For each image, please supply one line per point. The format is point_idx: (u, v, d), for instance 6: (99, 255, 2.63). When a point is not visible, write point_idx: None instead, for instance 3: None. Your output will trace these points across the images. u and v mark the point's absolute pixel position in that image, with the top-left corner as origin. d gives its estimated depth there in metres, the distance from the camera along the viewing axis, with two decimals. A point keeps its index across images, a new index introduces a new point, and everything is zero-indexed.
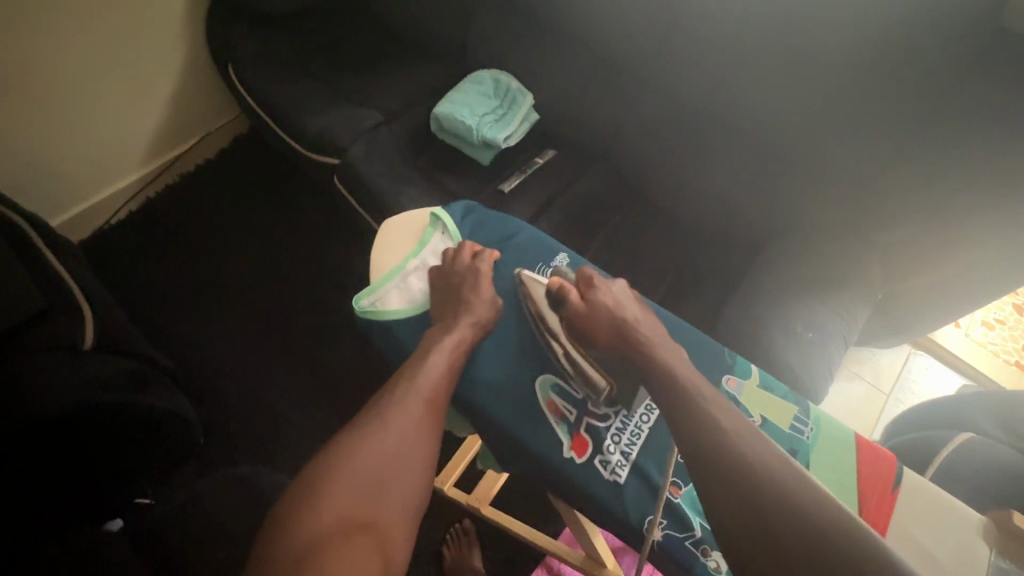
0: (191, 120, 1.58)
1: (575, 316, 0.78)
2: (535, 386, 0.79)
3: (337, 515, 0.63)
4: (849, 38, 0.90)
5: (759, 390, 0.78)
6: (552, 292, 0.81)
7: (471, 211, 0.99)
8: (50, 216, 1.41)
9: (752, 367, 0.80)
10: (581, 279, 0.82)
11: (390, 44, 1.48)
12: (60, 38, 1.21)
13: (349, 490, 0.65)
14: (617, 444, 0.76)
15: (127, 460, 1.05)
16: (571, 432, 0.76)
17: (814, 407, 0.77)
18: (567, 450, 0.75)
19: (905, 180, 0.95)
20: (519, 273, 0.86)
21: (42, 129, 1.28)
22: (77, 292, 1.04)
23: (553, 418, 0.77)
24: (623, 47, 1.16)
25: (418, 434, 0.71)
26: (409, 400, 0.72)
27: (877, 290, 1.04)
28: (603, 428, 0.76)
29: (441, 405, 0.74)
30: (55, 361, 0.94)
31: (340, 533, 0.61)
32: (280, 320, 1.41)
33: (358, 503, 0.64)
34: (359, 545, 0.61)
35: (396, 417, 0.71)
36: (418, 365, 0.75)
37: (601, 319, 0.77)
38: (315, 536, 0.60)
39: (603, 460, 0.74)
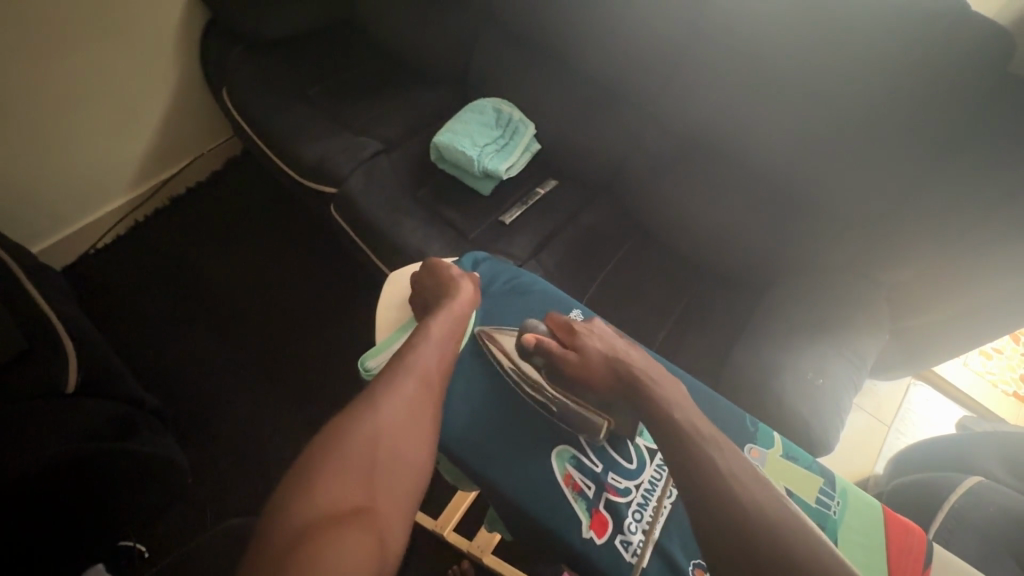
0: (184, 143, 1.55)
1: (566, 366, 0.79)
2: (553, 457, 0.75)
3: (333, 500, 0.59)
4: (858, 83, 0.89)
5: (783, 460, 0.77)
6: (529, 346, 0.81)
7: (484, 263, 0.97)
8: (33, 242, 1.36)
9: (774, 435, 0.79)
10: (558, 327, 0.83)
11: (389, 69, 1.47)
12: (48, 65, 1.17)
13: (345, 472, 0.62)
14: (638, 521, 0.72)
15: (115, 502, 1.00)
16: (590, 508, 0.72)
17: (838, 479, 0.77)
18: (586, 530, 0.70)
19: (913, 222, 0.94)
20: (480, 331, 0.84)
21: (29, 157, 1.24)
22: (61, 331, 0.99)
23: (571, 493, 0.72)
24: (628, 83, 1.15)
25: (417, 415, 0.69)
26: (404, 381, 0.71)
27: (885, 329, 1.03)
28: (624, 505, 0.73)
29: (437, 387, 0.73)
30: (35, 409, 0.89)
31: (336, 517, 0.58)
32: (272, 340, 1.39)
33: (354, 486, 0.61)
34: (356, 531, 0.58)
35: (394, 398, 0.69)
36: (411, 350, 0.75)
37: (596, 365, 0.78)
38: (307, 523, 0.56)
39: (623, 540, 0.70)
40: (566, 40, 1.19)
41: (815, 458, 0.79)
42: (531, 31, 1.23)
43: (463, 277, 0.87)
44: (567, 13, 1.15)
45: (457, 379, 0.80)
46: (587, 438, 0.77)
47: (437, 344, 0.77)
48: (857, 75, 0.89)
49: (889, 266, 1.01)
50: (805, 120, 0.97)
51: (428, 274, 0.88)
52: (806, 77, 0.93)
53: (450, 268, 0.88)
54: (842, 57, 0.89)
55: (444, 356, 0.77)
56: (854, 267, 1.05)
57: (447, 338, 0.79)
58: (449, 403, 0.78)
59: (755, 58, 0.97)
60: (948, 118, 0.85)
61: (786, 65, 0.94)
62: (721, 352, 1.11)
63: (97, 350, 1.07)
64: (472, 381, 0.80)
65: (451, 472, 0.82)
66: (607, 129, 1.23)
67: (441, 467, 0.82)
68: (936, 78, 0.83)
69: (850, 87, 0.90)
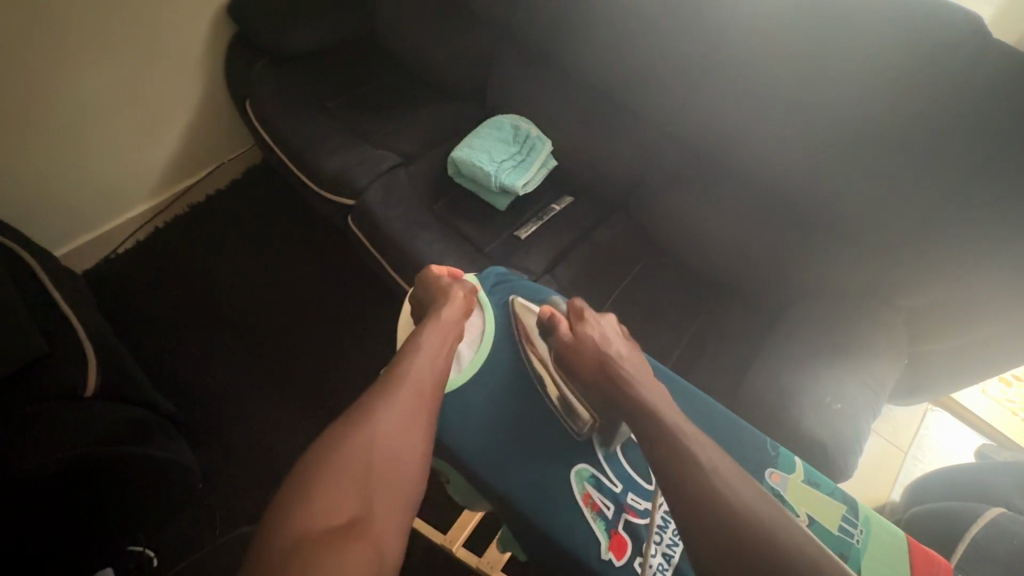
0: (205, 152, 1.58)
1: (568, 345, 0.85)
2: (573, 477, 0.74)
3: (327, 513, 0.59)
4: (879, 106, 0.89)
5: (804, 485, 0.76)
6: (545, 321, 0.88)
7: (502, 279, 0.97)
8: (55, 245, 1.39)
9: (796, 460, 0.78)
10: (573, 311, 0.89)
11: (410, 85, 1.49)
12: (81, 76, 1.22)
13: (336, 487, 0.61)
14: (657, 544, 0.71)
15: (125, 509, 1.01)
16: (608, 529, 0.71)
17: (861, 507, 0.75)
18: (605, 551, 0.69)
19: (932, 246, 0.94)
20: (513, 300, 0.91)
21: (56, 163, 1.28)
22: (82, 334, 1.02)
23: (590, 513, 0.71)
24: (646, 104, 1.17)
25: (411, 425, 0.69)
26: (398, 391, 0.71)
27: (904, 354, 1.02)
28: (642, 526, 0.72)
29: (432, 396, 0.73)
30: (54, 409, 0.91)
31: (330, 531, 0.57)
32: (283, 348, 1.40)
33: (348, 498, 0.61)
34: (350, 543, 0.57)
35: (386, 408, 0.69)
36: (405, 362, 0.75)
37: (589, 353, 0.83)
38: (301, 539, 0.56)
39: (643, 563, 0.68)
40: (585, 60, 1.20)
41: (838, 485, 0.77)
42: (550, 50, 1.25)
43: (456, 287, 0.88)
44: (588, 34, 1.16)
45: (471, 392, 0.80)
46: (606, 457, 0.77)
47: (430, 354, 0.78)
48: (879, 98, 0.89)
49: (907, 290, 1.00)
50: (824, 142, 0.97)
51: (422, 287, 0.91)
52: (827, 99, 0.94)
53: (440, 278, 0.91)
54: (862, 82, 0.89)
55: (438, 365, 0.77)
56: (871, 291, 1.05)
57: (440, 349, 0.79)
58: (463, 415, 0.77)
59: (775, 81, 0.98)
60: (969, 142, 0.84)
61: (803, 88, 0.95)
62: (735, 372, 1.11)
63: (115, 353, 1.09)
64: (488, 397, 0.80)
65: (460, 487, 0.81)
66: (623, 147, 1.25)
67: (452, 483, 0.82)
68: (957, 102, 0.83)
69: (872, 111, 0.90)
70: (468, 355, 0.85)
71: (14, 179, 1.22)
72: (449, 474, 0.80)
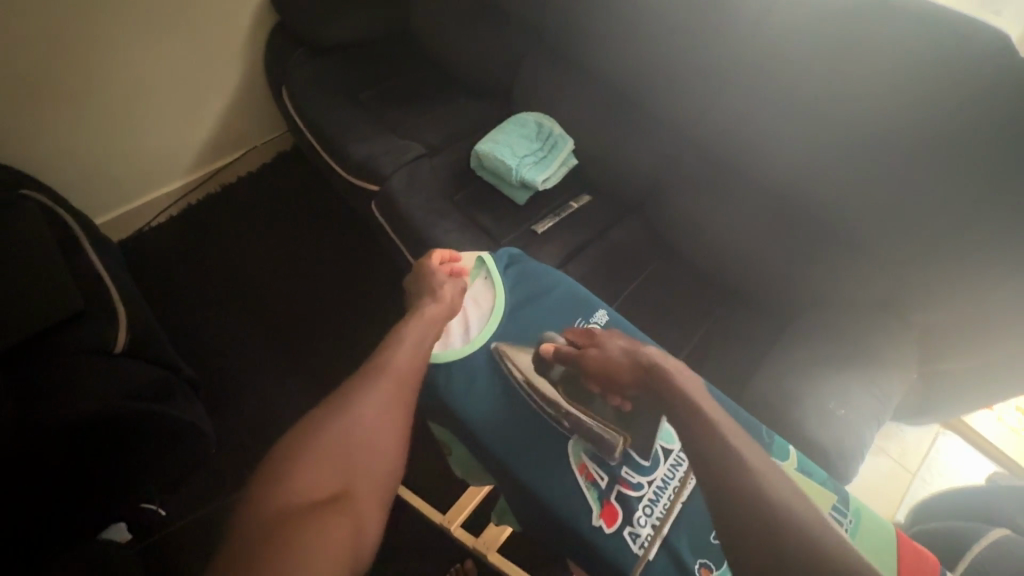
0: (240, 135, 1.64)
1: (583, 369, 0.77)
2: (570, 448, 0.75)
3: (309, 489, 0.62)
4: (899, 118, 0.90)
5: (799, 473, 0.77)
6: (547, 357, 0.80)
7: (515, 259, 0.98)
8: (95, 214, 1.46)
9: (790, 449, 0.79)
10: (576, 334, 0.82)
11: (439, 80, 1.54)
12: (132, 57, 1.30)
13: (317, 465, 0.65)
14: (648, 516, 0.72)
15: (143, 467, 1.05)
16: (601, 498, 0.72)
17: (852, 499, 0.76)
18: (597, 518, 0.71)
19: (948, 261, 0.94)
20: (497, 349, 0.83)
21: (103, 138, 1.36)
22: (116, 298, 1.09)
23: (584, 481, 0.73)
24: (668, 108, 1.19)
25: (391, 410, 0.72)
26: (381, 377, 0.74)
27: (913, 369, 1.01)
28: (635, 498, 0.73)
29: (414, 383, 0.76)
30: (88, 364, 0.97)
31: (311, 505, 0.61)
32: (302, 326, 1.45)
33: (329, 476, 0.64)
34: (332, 518, 0.60)
35: (368, 395, 0.72)
36: (389, 351, 0.78)
37: (614, 365, 0.77)
38: (283, 510, 0.59)
39: (632, 532, 0.70)
40: (610, 64, 1.23)
41: (830, 477, 0.78)
42: (578, 52, 1.28)
43: (444, 281, 0.90)
44: (614, 38, 1.19)
45: (479, 368, 0.82)
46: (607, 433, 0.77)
47: (415, 344, 0.80)
48: (899, 111, 0.90)
49: (918, 305, 1.00)
50: (842, 153, 0.98)
51: (412, 282, 0.93)
52: (846, 110, 0.95)
53: (428, 272, 0.93)
54: (883, 95, 0.90)
55: (422, 354, 0.80)
56: (883, 305, 1.05)
57: (426, 339, 0.82)
58: (472, 389, 0.79)
59: (795, 89, 0.99)
60: (990, 157, 0.84)
61: (824, 98, 0.96)
62: (740, 377, 1.12)
63: (143, 317, 1.15)
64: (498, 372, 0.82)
65: (461, 459, 0.83)
66: (642, 151, 1.27)
67: (453, 453, 0.84)
68: (979, 117, 0.83)
69: (891, 124, 0.91)
70: (475, 329, 0.87)
71: (63, 150, 1.30)
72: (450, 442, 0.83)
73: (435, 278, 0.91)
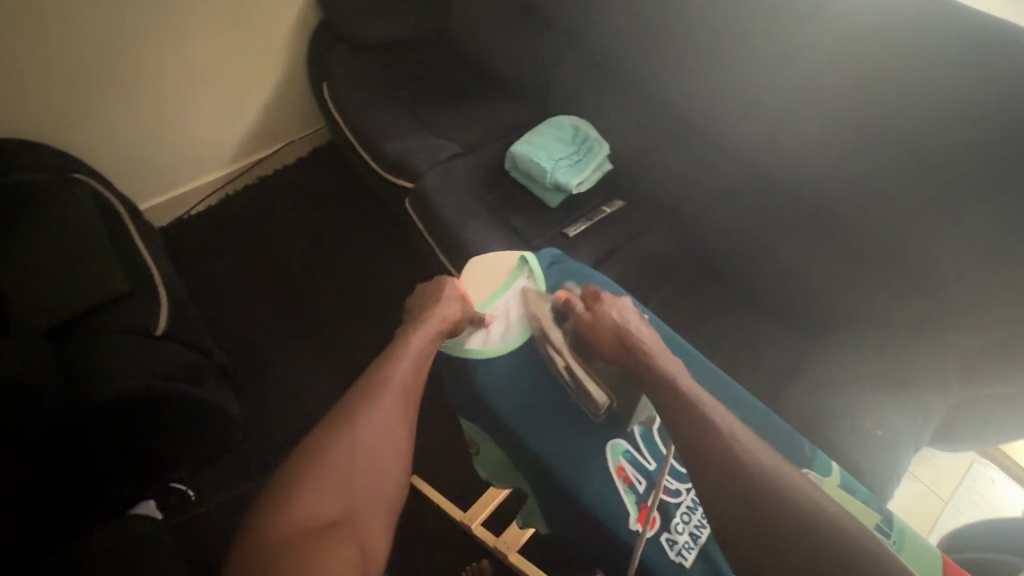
0: (280, 128, 1.67)
1: (581, 324, 0.81)
2: (608, 450, 0.75)
3: (311, 514, 0.62)
4: (952, 133, 0.87)
5: (842, 490, 0.75)
6: (559, 306, 0.84)
7: (558, 260, 0.97)
8: (139, 200, 1.51)
9: (832, 465, 0.78)
10: (587, 294, 0.85)
11: (476, 81, 1.55)
12: (181, 49, 1.34)
13: (318, 489, 0.64)
14: (685, 523, 0.72)
15: (171, 448, 1.07)
16: (638, 502, 0.72)
17: (897, 518, 0.74)
18: (633, 522, 0.70)
19: (993, 281, 0.91)
20: (522, 290, 0.88)
21: (150, 126, 1.40)
22: (158, 280, 1.13)
23: (621, 484, 0.73)
24: (706, 116, 1.18)
25: (392, 428, 0.72)
26: (382, 395, 0.73)
27: (952, 392, 0.99)
28: (673, 505, 0.73)
29: (413, 400, 0.75)
30: (129, 342, 1.00)
31: (313, 530, 0.60)
32: (331, 318, 1.47)
33: (331, 499, 0.64)
34: (335, 542, 0.60)
35: (369, 413, 0.71)
36: (390, 365, 0.76)
37: (607, 329, 0.79)
38: (285, 538, 0.59)
39: (670, 538, 0.70)
40: (649, 70, 1.23)
41: (874, 496, 0.76)
42: (616, 58, 1.28)
43: (447, 287, 0.85)
44: (654, 44, 1.19)
45: (513, 365, 0.82)
46: (642, 434, 0.78)
47: (416, 355, 0.78)
48: (951, 126, 0.87)
49: (961, 326, 0.97)
50: (888, 166, 0.96)
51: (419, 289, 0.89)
52: (896, 123, 0.93)
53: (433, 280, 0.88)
54: (931, 108, 0.88)
55: (423, 367, 0.78)
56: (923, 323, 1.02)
57: (427, 350, 0.79)
58: (505, 385, 0.80)
59: (841, 100, 0.98)
60: None
61: (870, 110, 0.95)
62: (770, 390, 1.10)
63: (182, 301, 1.19)
64: (532, 370, 0.82)
65: (486, 458, 0.88)
66: (678, 159, 1.27)
67: (479, 453, 0.88)
68: None
69: (942, 138, 0.89)
70: (515, 328, 0.84)
71: (111, 136, 1.35)
72: (479, 441, 0.86)
73: (436, 285, 0.87)
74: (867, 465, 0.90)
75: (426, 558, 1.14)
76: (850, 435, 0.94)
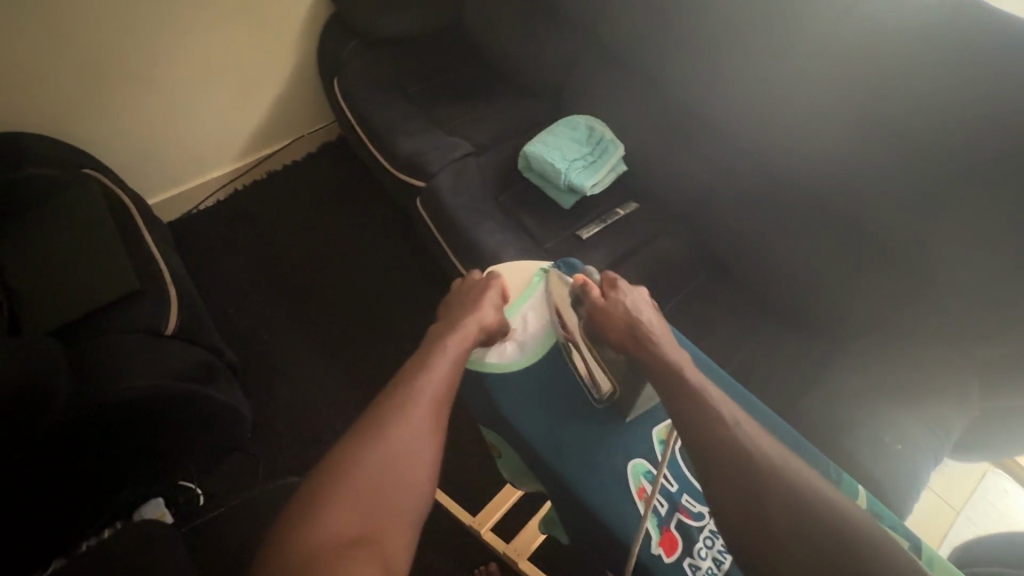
0: (289, 123, 1.66)
1: (594, 310, 0.81)
2: (630, 471, 0.73)
3: (337, 529, 0.59)
4: (984, 142, 0.84)
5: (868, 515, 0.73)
6: (577, 289, 0.83)
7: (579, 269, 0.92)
8: (148, 195, 1.50)
9: (859, 488, 0.76)
10: (605, 280, 0.86)
11: (490, 78, 1.53)
12: (191, 42, 1.32)
13: (344, 501, 0.61)
14: (708, 548, 0.70)
15: (179, 447, 1.07)
16: (660, 526, 0.71)
17: (925, 546, 0.72)
18: (655, 546, 0.69)
19: (1019, 294, 0.88)
20: (547, 273, 0.88)
21: (158, 121, 1.39)
22: (167, 278, 1.12)
23: (643, 507, 0.71)
24: (725, 119, 1.16)
25: (421, 440, 0.69)
26: (413, 402, 0.70)
27: (973, 405, 0.97)
28: (695, 528, 0.72)
29: (444, 410, 0.72)
30: (139, 342, 1.00)
31: (338, 546, 0.58)
32: (340, 317, 1.46)
33: (357, 513, 0.61)
34: (360, 559, 0.57)
35: (398, 423, 0.69)
36: (421, 373, 0.74)
37: (617, 316, 0.79)
38: (309, 552, 0.57)
39: (693, 563, 0.68)
40: (666, 70, 1.20)
41: (902, 522, 0.74)
42: (634, 57, 1.26)
43: (485, 295, 0.84)
44: (673, 44, 1.16)
45: (527, 377, 0.81)
46: (663, 454, 0.76)
47: (448, 365, 0.76)
48: (981, 135, 0.84)
49: (983, 338, 0.95)
50: (912, 174, 0.93)
51: (458, 292, 0.88)
52: (923, 132, 0.90)
53: (474, 284, 0.87)
54: (960, 116, 0.86)
55: (455, 375, 0.76)
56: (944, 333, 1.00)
57: (460, 359, 0.77)
58: (516, 398, 0.79)
59: (865, 106, 0.95)
60: None
61: (895, 117, 0.92)
62: (785, 399, 1.09)
63: (191, 300, 1.18)
64: (546, 382, 0.80)
65: (511, 463, 0.85)
66: (695, 162, 1.25)
67: (503, 458, 0.85)
68: None
69: (969, 147, 0.86)
70: (531, 341, 0.84)
71: (119, 129, 1.34)
72: (503, 447, 0.83)
73: (473, 292, 0.86)
74: (886, 478, 0.88)
75: (432, 561, 1.14)
76: (868, 448, 0.92)
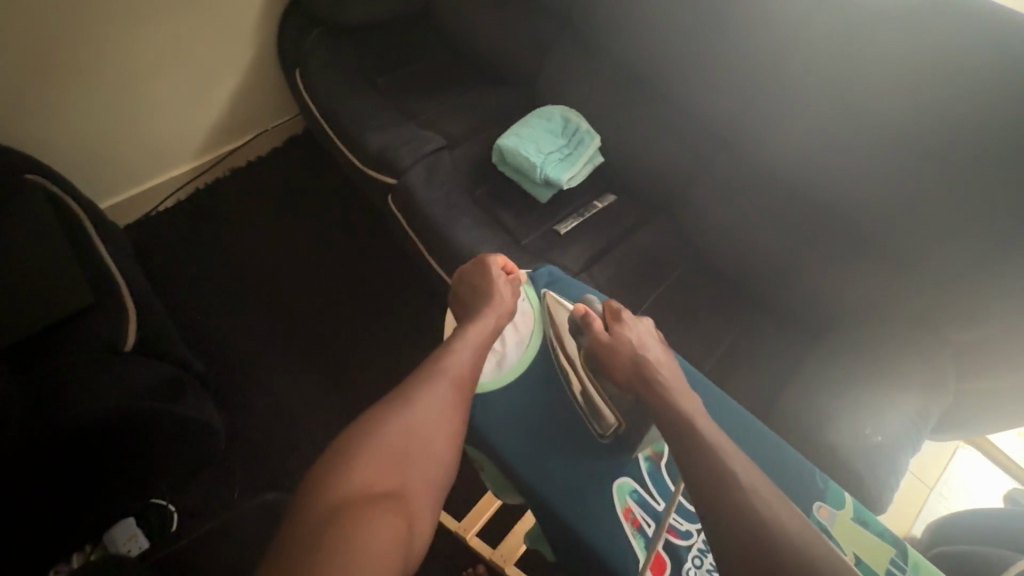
0: (251, 117, 1.58)
1: (598, 344, 0.82)
2: (615, 490, 0.74)
3: (369, 481, 0.61)
4: (959, 132, 0.84)
5: (855, 523, 0.76)
6: (578, 319, 0.85)
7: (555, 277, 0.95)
8: (100, 198, 1.41)
9: (845, 496, 0.78)
10: (608, 312, 0.87)
11: (461, 67, 1.47)
12: (140, 34, 1.23)
13: (376, 457, 0.64)
14: (696, 568, 0.71)
15: (150, 465, 1.02)
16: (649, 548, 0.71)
17: (911, 551, 0.74)
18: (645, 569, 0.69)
19: (991, 281, 0.89)
20: (545, 296, 0.89)
21: (108, 119, 1.30)
22: (125, 290, 1.06)
23: (631, 529, 0.71)
24: (702, 107, 1.13)
25: (448, 413, 0.71)
26: (441, 373, 0.74)
27: (949, 389, 0.98)
28: (684, 548, 0.72)
29: (468, 385, 0.75)
30: (100, 361, 0.94)
31: (368, 497, 0.60)
32: (313, 321, 1.41)
33: (387, 469, 0.63)
34: (388, 513, 0.59)
35: (429, 392, 0.71)
36: (449, 350, 0.77)
37: (623, 354, 0.80)
38: (341, 499, 0.58)
39: None
40: (642, 57, 1.17)
41: (887, 526, 0.77)
42: (609, 44, 1.22)
43: (504, 280, 0.88)
44: (649, 30, 1.13)
45: None
46: (649, 471, 0.77)
47: (471, 346, 0.79)
48: (958, 124, 0.84)
49: (956, 325, 0.96)
50: (888, 164, 0.93)
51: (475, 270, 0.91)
52: (899, 122, 0.89)
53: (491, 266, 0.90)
54: (936, 106, 0.85)
55: (477, 354, 0.79)
56: (920, 320, 1.01)
57: (482, 341, 0.81)
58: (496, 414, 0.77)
59: (843, 96, 0.94)
60: None
61: (872, 108, 0.91)
62: (766, 390, 1.09)
63: (154, 313, 1.12)
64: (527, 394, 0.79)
65: (491, 480, 0.84)
66: (673, 151, 1.22)
67: (483, 474, 0.84)
68: None
69: (944, 138, 0.86)
70: (511, 359, 0.85)
71: (66, 130, 1.25)
72: (482, 464, 0.82)
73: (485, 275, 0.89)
74: (866, 473, 0.89)
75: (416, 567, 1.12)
76: (849, 439, 0.93)
